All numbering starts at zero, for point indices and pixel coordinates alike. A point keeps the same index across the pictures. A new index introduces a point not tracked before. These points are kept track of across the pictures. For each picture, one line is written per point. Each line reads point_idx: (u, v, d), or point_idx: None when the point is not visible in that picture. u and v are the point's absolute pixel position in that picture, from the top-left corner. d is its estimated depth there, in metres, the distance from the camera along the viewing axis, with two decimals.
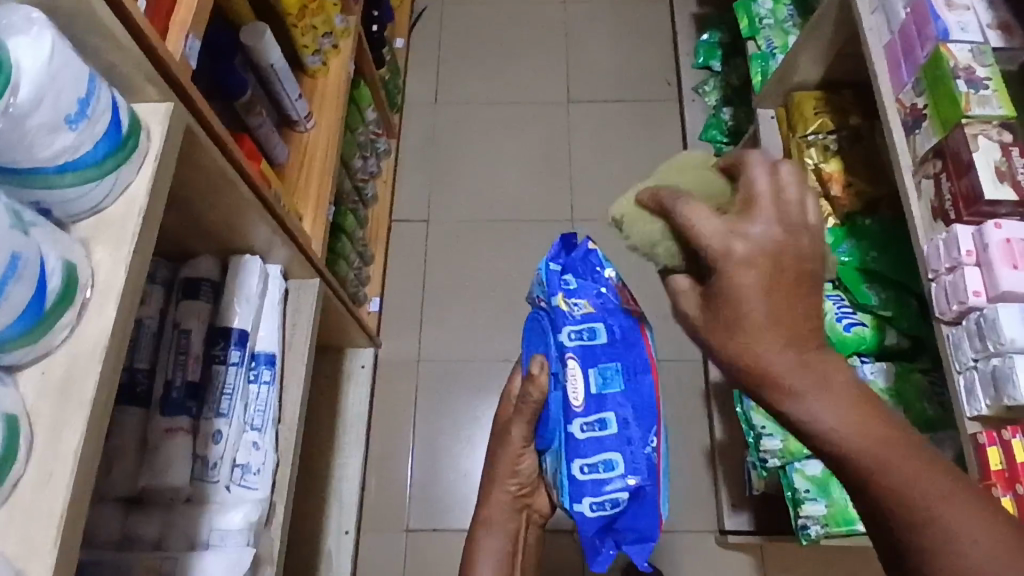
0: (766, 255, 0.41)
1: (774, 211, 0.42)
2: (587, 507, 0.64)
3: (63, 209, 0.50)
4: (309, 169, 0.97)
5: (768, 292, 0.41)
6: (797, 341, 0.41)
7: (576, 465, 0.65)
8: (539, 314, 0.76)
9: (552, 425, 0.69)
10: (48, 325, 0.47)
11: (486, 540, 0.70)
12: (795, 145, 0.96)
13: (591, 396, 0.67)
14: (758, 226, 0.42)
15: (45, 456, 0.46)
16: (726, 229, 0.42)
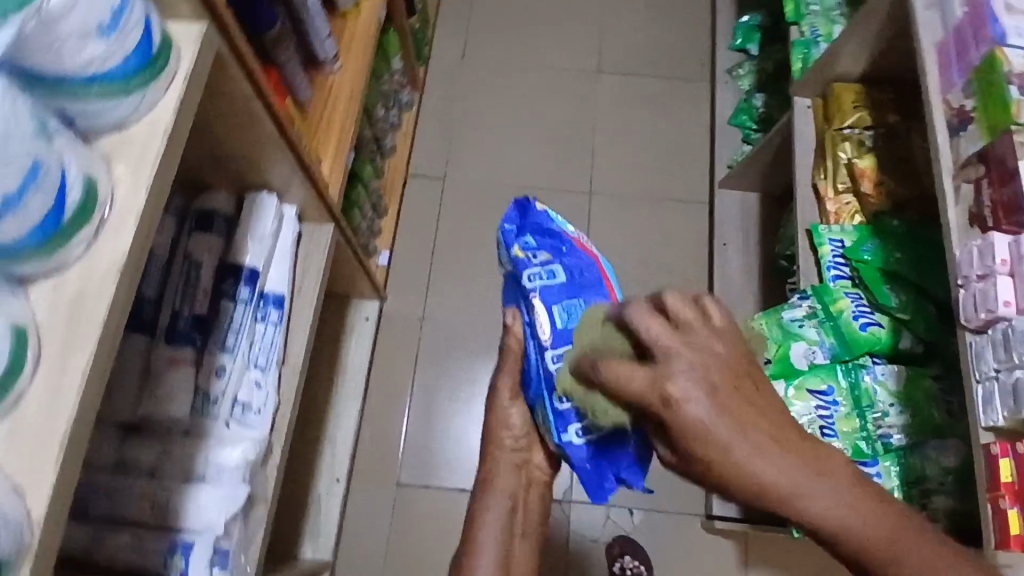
0: (707, 387, 0.44)
1: (697, 355, 0.45)
2: (574, 433, 0.60)
3: (86, 120, 0.48)
4: (332, 112, 0.95)
5: (710, 420, 0.44)
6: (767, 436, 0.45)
7: (556, 395, 0.61)
8: (508, 279, 0.75)
9: (534, 371, 0.66)
10: (64, 239, 0.45)
11: (486, 503, 0.68)
12: (829, 138, 0.93)
13: (560, 329, 0.63)
14: (682, 366, 0.44)
15: (52, 372, 0.45)
16: (653, 382, 0.45)
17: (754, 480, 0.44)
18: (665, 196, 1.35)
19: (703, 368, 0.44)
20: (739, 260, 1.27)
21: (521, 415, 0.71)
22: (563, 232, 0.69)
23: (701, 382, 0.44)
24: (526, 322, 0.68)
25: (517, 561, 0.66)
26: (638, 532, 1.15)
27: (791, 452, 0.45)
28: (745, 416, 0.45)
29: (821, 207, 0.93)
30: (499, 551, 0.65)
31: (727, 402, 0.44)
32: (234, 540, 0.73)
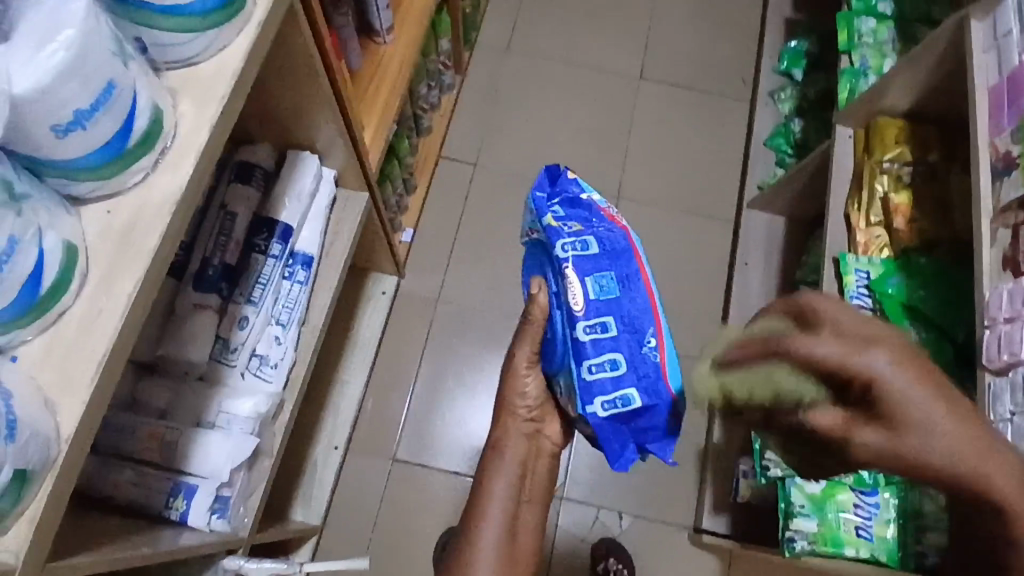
0: (905, 355, 0.40)
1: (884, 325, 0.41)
2: (600, 408, 0.58)
3: (159, 51, 0.49)
4: (380, 81, 0.95)
5: (897, 377, 0.39)
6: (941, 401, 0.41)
7: (584, 366, 0.58)
8: (534, 250, 0.69)
9: (556, 344, 0.62)
10: (125, 164, 0.46)
11: (499, 464, 0.65)
12: (868, 168, 0.94)
13: (591, 301, 0.59)
14: (862, 333, 0.40)
15: (96, 294, 0.46)
16: (848, 348, 0.39)
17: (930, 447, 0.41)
18: (692, 210, 1.36)
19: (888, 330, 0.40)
20: (758, 281, 1.27)
21: (537, 385, 0.68)
22: (595, 204, 0.64)
23: (895, 347, 0.40)
24: (553, 292, 0.62)
25: (524, 526, 0.63)
26: (625, 537, 1.15)
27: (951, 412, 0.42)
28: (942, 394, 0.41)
29: (851, 236, 0.94)
30: (508, 513, 0.63)
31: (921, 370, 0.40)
32: (235, 489, 0.73)
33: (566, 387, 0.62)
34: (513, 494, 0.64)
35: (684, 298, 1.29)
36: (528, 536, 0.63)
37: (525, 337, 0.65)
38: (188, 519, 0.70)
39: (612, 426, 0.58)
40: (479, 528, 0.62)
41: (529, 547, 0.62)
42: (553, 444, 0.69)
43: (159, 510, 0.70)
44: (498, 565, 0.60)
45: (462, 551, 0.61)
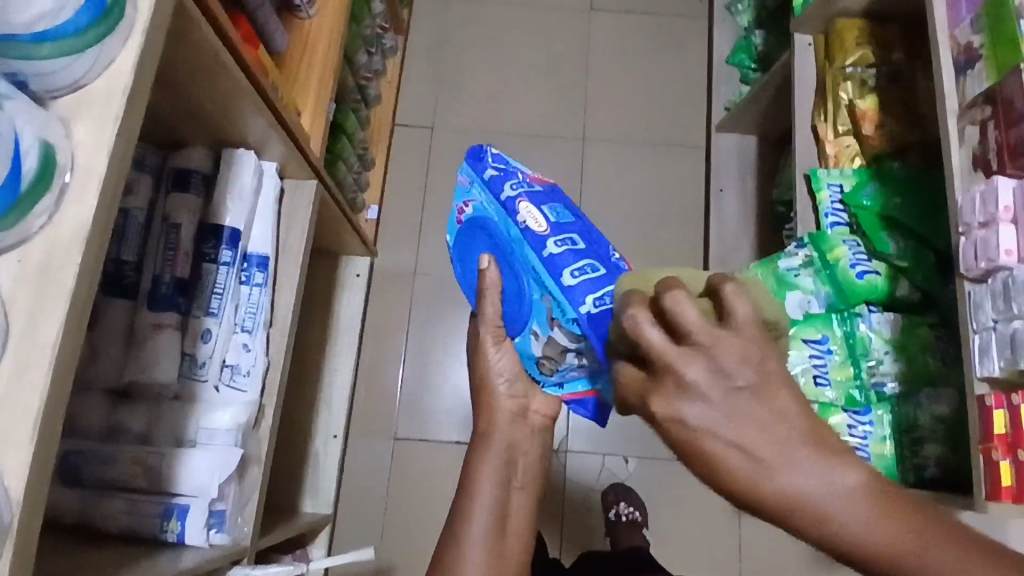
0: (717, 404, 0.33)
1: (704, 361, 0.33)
2: (591, 304, 0.52)
3: (42, 82, 0.46)
4: (310, 61, 0.91)
5: (705, 423, 0.33)
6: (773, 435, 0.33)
7: (563, 273, 0.53)
8: (470, 228, 0.61)
9: (523, 286, 0.57)
10: (24, 208, 0.43)
11: (484, 446, 0.57)
12: (831, 77, 0.89)
13: (555, 223, 0.56)
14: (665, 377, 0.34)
15: (22, 346, 0.42)
16: (645, 384, 0.35)
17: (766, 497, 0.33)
18: (661, 142, 1.32)
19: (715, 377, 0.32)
20: (736, 205, 1.24)
21: (512, 360, 0.60)
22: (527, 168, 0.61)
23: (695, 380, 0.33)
24: (512, 238, 0.57)
25: (516, 510, 0.53)
26: (633, 480, 1.16)
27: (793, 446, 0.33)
28: (749, 425, 0.33)
29: (820, 150, 0.91)
30: (495, 495, 0.53)
31: (735, 397, 0.33)
32: (229, 501, 0.73)
33: (545, 320, 0.56)
34: (503, 481, 0.54)
35: (663, 233, 1.26)
36: (520, 521, 0.53)
37: (486, 300, 0.58)
38: (186, 539, 0.69)
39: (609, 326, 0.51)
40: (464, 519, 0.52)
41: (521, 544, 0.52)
42: (544, 418, 0.59)
43: (154, 534, 0.69)
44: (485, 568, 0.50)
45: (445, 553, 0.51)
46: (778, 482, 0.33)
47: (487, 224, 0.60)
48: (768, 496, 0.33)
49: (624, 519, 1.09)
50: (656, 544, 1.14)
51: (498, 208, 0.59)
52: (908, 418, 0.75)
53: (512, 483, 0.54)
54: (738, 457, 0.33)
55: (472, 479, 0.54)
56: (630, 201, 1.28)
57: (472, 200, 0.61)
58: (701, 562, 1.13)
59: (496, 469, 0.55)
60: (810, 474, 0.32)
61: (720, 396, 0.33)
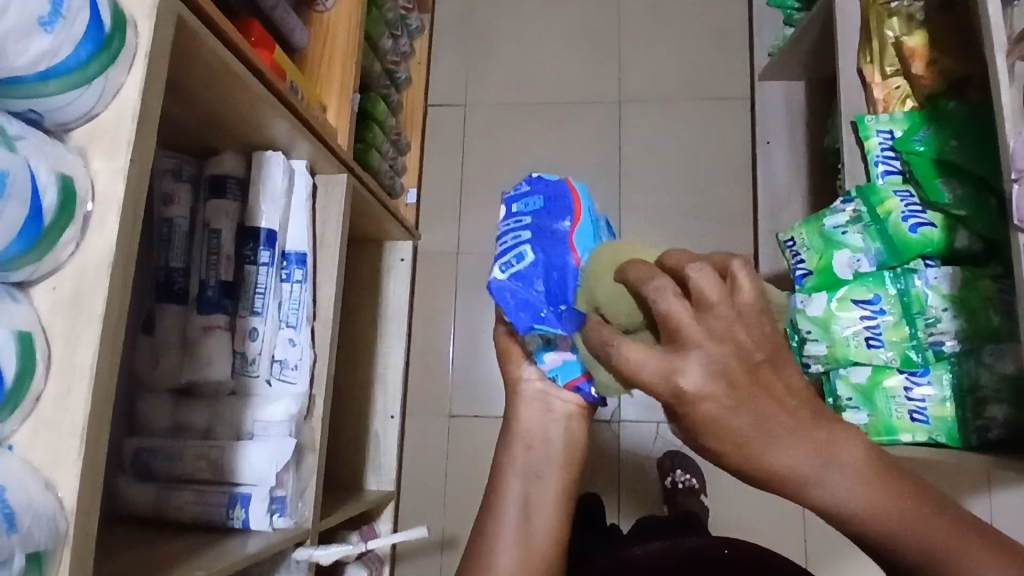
0: (720, 357, 0.34)
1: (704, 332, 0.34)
2: (498, 272, 0.51)
3: (54, 117, 0.48)
4: (331, 53, 0.91)
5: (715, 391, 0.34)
6: (764, 406, 0.35)
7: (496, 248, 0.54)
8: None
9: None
10: (50, 241, 0.46)
11: (510, 439, 0.60)
12: (874, 14, 0.84)
13: (510, 212, 0.55)
14: (691, 347, 0.34)
15: (63, 369, 0.46)
16: (665, 372, 0.34)
17: (755, 459, 0.36)
18: (701, 97, 1.26)
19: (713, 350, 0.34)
20: (785, 157, 1.18)
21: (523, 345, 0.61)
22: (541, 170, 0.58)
23: (712, 339, 0.34)
24: None
25: (542, 504, 0.57)
26: (690, 446, 1.15)
27: (785, 418, 0.36)
28: (756, 405, 0.35)
29: (868, 94, 0.86)
30: (521, 490, 0.58)
31: (740, 383, 0.35)
32: (288, 488, 0.77)
33: None
34: (530, 473, 0.59)
35: (708, 193, 1.22)
36: (546, 514, 0.57)
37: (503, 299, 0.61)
38: (251, 524, 0.74)
39: (505, 291, 0.50)
40: (490, 520, 0.57)
41: (547, 528, 0.57)
42: (571, 406, 0.60)
43: (222, 521, 0.74)
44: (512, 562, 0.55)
45: (477, 542, 0.58)
46: (767, 454, 0.36)
47: None
48: (763, 460, 0.36)
49: (682, 486, 1.10)
50: (714, 511, 1.13)
51: None
52: (970, 377, 0.74)
53: (533, 472, 0.59)
54: (746, 428, 0.35)
55: (499, 477, 0.59)
56: (672, 162, 1.24)
57: None
58: (764, 527, 1.12)
59: (521, 461, 0.59)
60: (796, 443, 0.35)
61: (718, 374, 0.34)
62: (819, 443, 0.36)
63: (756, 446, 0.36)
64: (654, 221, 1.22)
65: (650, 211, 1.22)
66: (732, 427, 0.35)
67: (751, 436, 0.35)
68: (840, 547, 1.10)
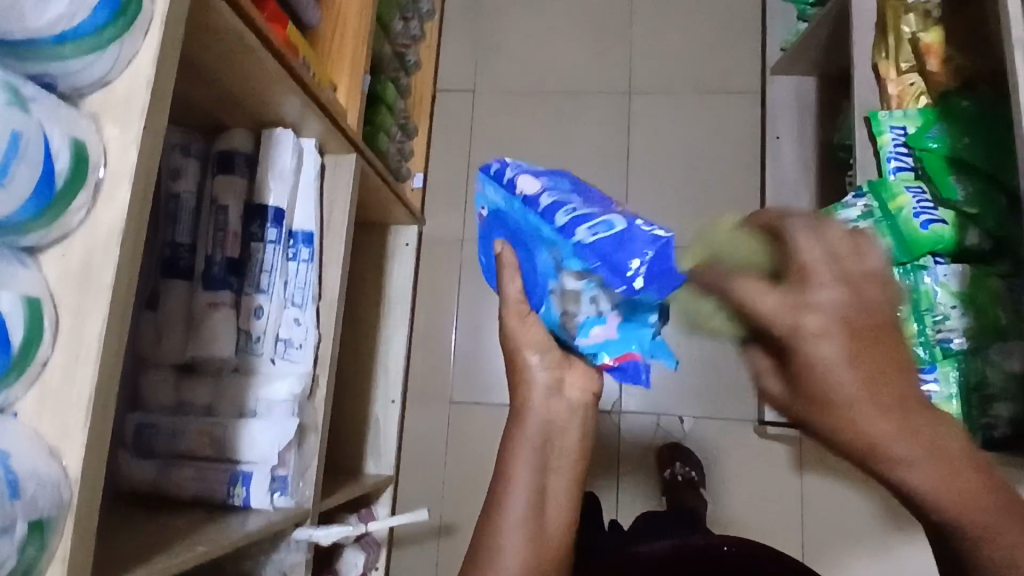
0: (846, 321, 0.34)
1: (838, 274, 0.34)
2: (585, 235, 0.50)
3: (69, 82, 0.47)
4: (343, 32, 0.91)
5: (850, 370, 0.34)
6: (879, 382, 0.34)
7: (555, 215, 0.53)
8: (485, 229, 0.63)
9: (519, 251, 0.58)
10: (62, 207, 0.45)
11: (520, 429, 0.59)
12: (891, 12, 0.83)
13: (547, 187, 0.56)
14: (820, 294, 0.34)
15: (70, 341, 0.45)
16: (790, 307, 0.35)
17: (861, 438, 0.35)
18: (711, 90, 1.25)
19: (841, 303, 0.34)
20: (794, 152, 1.18)
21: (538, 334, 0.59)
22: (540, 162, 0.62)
23: (838, 284, 0.34)
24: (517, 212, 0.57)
25: (555, 494, 0.58)
26: (690, 439, 1.16)
27: (904, 406, 0.34)
28: (873, 366, 0.34)
29: (881, 90, 0.85)
30: (534, 481, 0.57)
31: (863, 335, 0.34)
32: (290, 467, 0.77)
33: (554, 272, 0.54)
34: (539, 464, 0.58)
35: (715, 186, 1.21)
36: (558, 507, 0.57)
37: (507, 276, 0.59)
38: (251, 502, 0.74)
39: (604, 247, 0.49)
40: (498, 513, 0.56)
41: (559, 519, 0.57)
42: (584, 395, 0.60)
43: (223, 499, 0.74)
44: (525, 557, 0.55)
45: (487, 534, 0.56)
46: (872, 433, 0.35)
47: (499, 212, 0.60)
48: (864, 440, 0.35)
49: (681, 479, 1.09)
50: (712, 504, 1.13)
51: (502, 193, 0.59)
52: (977, 373, 0.74)
53: (548, 463, 0.58)
54: (852, 387, 0.34)
55: (508, 469, 0.58)
56: (681, 154, 1.23)
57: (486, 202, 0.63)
58: (761, 521, 1.12)
59: (534, 451, 0.58)
60: (902, 429, 0.34)
61: (852, 339, 0.34)
62: (922, 427, 0.35)
63: (862, 422, 0.35)
64: (660, 213, 1.21)
65: (657, 203, 1.22)
66: (841, 384, 0.34)
67: (856, 396, 0.34)
68: (837, 543, 1.11)
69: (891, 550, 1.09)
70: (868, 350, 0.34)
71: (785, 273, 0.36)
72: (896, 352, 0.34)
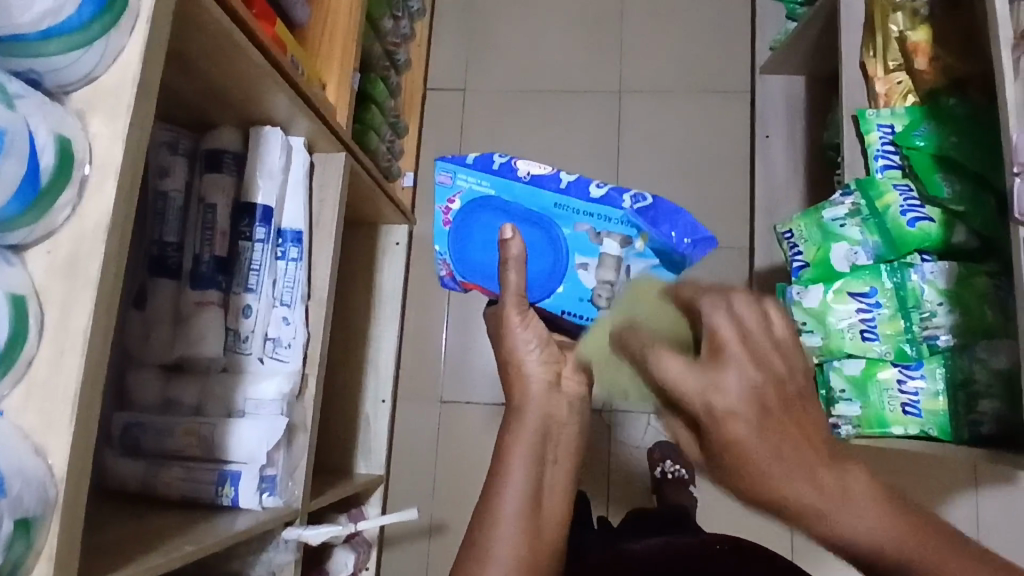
0: (753, 398, 0.34)
1: (745, 353, 0.35)
2: (628, 203, 0.63)
3: (55, 79, 0.47)
4: (332, 30, 0.90)
5: (758, 437, 0.34)
6: (788, 443, 0.35)
7: (589, 190, 0.64)
8: (462, 227, 0.65)
9: (528, 235, 0.63)
10: (48, 202, 0.45)
11: (519, 419, 0.58)
12: (879, 9, 0.84)
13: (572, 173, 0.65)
14: (720, 369, 0.35)
15: (57, 336, 0.45)
16: (703, 385, 0.35)
17: (768, 495, 0.35)
18: (701, 90, 1.26)
19: (754, 378, 0.34)
20: (783, 151, 1.18)
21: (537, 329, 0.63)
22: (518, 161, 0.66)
23: (750, 361, 0.35)
24: (523, 193, 0.64)
25: (553, 490, 0.55)
26: None
27: (809, 462, 0.35)
28: (776, 434, 0.34)
29: (870, 88, 0.86)
30: (531, 475, 0.55)
31: (771, 404, 0.34)
32: (279, 467, 0.77)
33: (589, 244, 0.63)
34: (535, 461, 0.56)
35: (705, 185, 1.22)
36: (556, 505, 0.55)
37: (509, 268, 0.61)
38: (239, 502, 0.74)
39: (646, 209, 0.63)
40: (495, 512, 0.53)
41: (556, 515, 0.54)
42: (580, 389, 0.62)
43: (211, 499, 0.74)
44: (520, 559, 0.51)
45: (481, 533, 0.52)
46: (783, 490, 0.34)
47: (491, 201, 0.64)
48: (777, 497, 0.35)
49: (670, 476, 1.10)
50: (702, 502, 1.14)
51: (496, 180, 0.64)
52: (963, 371, 0.75)
53: (546, 457, 0.56)
54: (766, 459, 0.34)
55: (505, 463, 0.55)
56: (671, 153, 1.24)
57: (459, 194, 0.65)
58: (752, 519, 1.13)
59: (531, 442, 0.57)
60: (810, 485, 0.34)
61: (758, 409, 0.34)
62: (828, 471, 0.35)
63: (763, 479, 0.35)
64: None
65: None
66: (753, 454, 0.34)
67: (770, 464, 0.34)
68: None
69: None
70: (775, 414, 0.34)
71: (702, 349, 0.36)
72: (798, 408, 0.35)
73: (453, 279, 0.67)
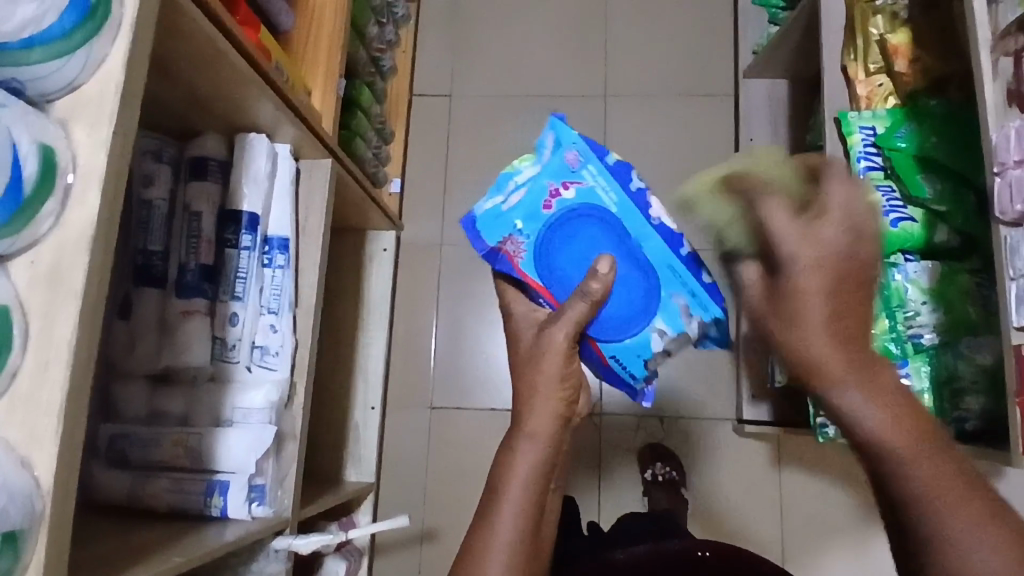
0: (834, 262, 0.42)
1: (844, 221, 0.43)
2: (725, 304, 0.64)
3: (37, 87, 0.47)
4: (318, 38, 0.90)
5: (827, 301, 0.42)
6: (840, 321, 0.42)
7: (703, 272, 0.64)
8: (565, 222, 0.63)
9: (626, 271, 0.62)
10: (30, 212, 0.44)
11: (528, 442, 0.54)
12: (859, 13, 0.84)
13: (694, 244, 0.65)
14: (822, 226, 0.43)
15: (40, 347, 0.44)
16: (802, 231, 0.43)
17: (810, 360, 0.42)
18: (686, 93, 1.27)
19: (841, 245, 0.42)
20: None
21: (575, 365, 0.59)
22: None
23: (847, 229, 0.43)
24: (638, 233, 0.63)
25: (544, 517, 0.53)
26: (670, 439, 1.16)
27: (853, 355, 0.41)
28: (848, 328, 0.42)
29: (851, 90, 0.87)
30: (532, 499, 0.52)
31: (843, 293, 0.42)
32: (268, 476, 0.76)
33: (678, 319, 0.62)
34: (540, 478, 0.53)
35: None
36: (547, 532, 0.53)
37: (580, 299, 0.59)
38: (228, 513, 0.73)
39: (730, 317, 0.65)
40: (485, 537, 0.50)
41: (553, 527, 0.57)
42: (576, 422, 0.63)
43: (199, 510, 0.73)
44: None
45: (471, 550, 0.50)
46: (824, 361, 0.41)
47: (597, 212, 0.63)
48: (820, 368, 0.42)
49: (662, 479, 1.12)
50: (694, 504, 1.14)
51: (619, 201, 0.63)
52: (948, 368, 0.75)
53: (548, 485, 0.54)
54: (825, 342, 0.41)
55: (507, 479, 0.52)
56: (657, 156, 1.24)
57: (574, 186, 0.64)
58: (743, 521, 1.13)
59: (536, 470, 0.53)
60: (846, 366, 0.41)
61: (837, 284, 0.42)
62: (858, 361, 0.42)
63: (808, 342, 0.42)
64: None
65: None
66: (815, 320, 0.42)
67: (826, 346, 0.41)
68: (817, 540, 1.12)
69: (871, 547, 1.10)
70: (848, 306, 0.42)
71: (809, 211, 0.45)
72: (862, 306, 0.42)
73: (512, 261, 0.63)
